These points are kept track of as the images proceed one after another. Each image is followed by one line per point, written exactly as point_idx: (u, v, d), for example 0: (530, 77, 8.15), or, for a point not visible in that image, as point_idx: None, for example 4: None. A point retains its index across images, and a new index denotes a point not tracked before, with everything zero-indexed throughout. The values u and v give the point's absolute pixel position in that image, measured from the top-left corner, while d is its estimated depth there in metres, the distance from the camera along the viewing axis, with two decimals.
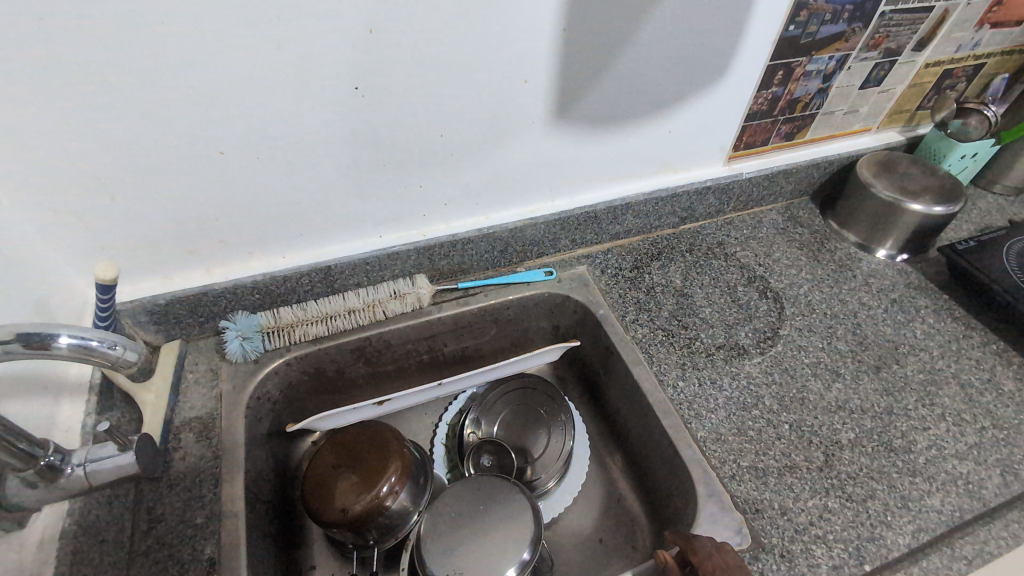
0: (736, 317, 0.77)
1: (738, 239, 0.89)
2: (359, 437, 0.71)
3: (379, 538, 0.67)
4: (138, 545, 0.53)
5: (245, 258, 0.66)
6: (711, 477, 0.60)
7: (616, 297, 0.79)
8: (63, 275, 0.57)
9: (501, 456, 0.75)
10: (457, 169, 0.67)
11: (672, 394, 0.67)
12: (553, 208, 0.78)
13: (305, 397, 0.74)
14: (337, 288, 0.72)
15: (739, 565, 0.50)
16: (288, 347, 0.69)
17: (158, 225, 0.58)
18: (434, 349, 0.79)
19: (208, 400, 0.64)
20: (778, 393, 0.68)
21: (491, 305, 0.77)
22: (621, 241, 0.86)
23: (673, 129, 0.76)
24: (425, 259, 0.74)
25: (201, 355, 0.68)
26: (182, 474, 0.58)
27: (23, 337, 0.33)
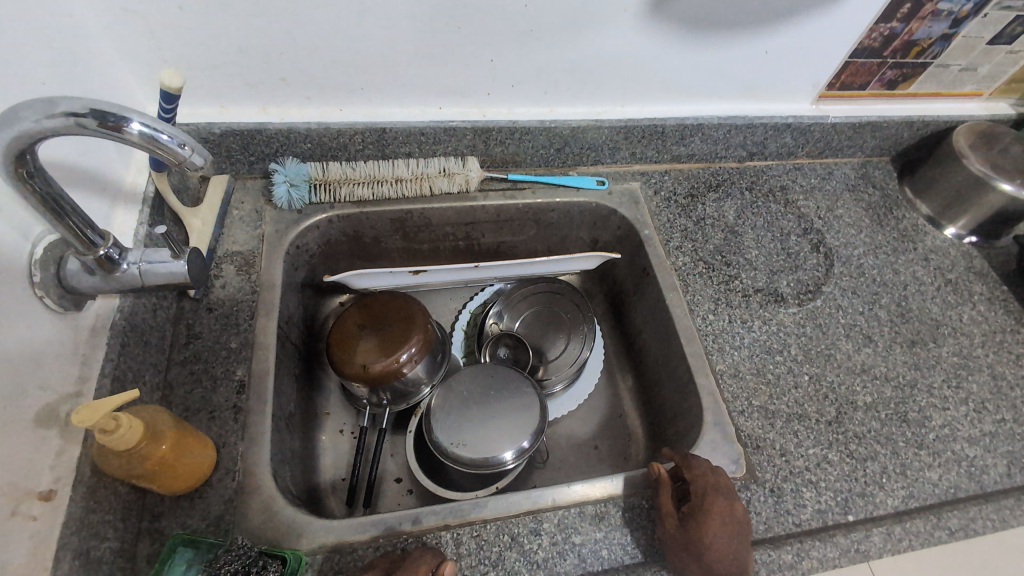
0: (782, 265, 0.74)
1: (804, 187, 0.84)
2: (387, 304, 0.73)
3: (392, 400, 0.72)
4: (176, 355, 0.57)
5: (301, 102, 0.64)
6: (720, 408, 0.61)
7: (664, 221, 0.76)
8: (123, 81, 0.56)
9: (518, 352, 0.77)
10: (531, 49, 0.63)
11: (700, 324, 0.67)
12: (621, 114, 0.73)
13: (340, 257, 0.75)
14: (387, 154, 0.70)
15: (730, 488, 0.53)
16: (331, 204, 0.69)
17: (221, 47, 0.56)
18: (471, 237, 0.78)
19: (250, 238, 0.66)
20: (805, 345, 0.67)
21: (537, 203, 0.75)
22: (681, 165, 0.82)
23: (770, 50, 0.69)
24: (479, 142, 0.71)
25: (247, 195, 0.69)
26: (221, 301, 0.61)
27: (96, 115, 0.33)
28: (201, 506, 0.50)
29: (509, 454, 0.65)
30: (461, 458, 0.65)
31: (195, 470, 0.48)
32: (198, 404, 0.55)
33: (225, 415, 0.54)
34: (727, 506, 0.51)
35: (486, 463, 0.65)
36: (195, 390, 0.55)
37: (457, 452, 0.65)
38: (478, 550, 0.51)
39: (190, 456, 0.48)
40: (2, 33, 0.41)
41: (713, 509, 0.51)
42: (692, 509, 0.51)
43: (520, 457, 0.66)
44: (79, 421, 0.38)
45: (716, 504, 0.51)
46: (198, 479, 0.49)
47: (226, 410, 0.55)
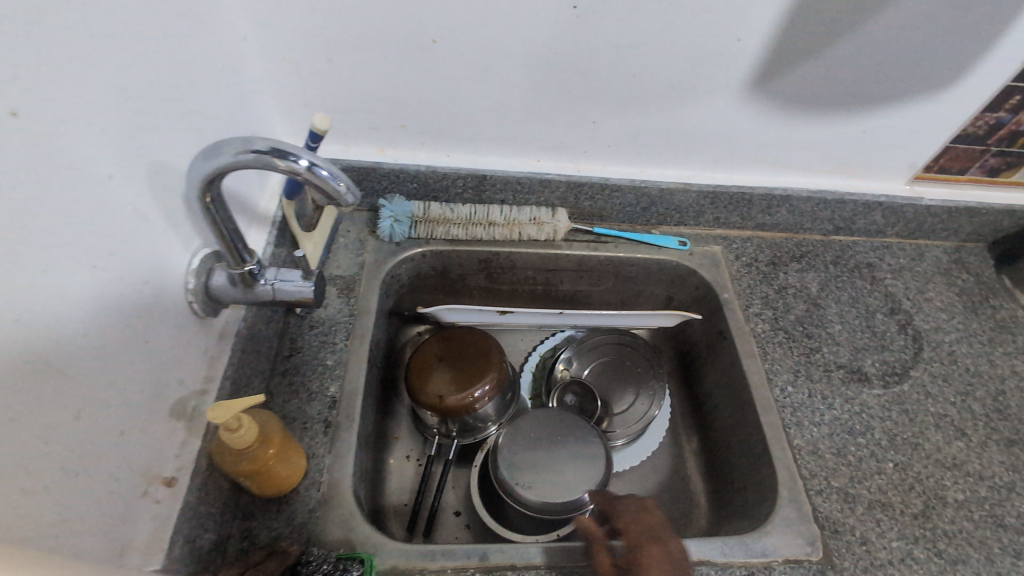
0: (867, 343, 0.72)
1: (892, 265, 0.82)
2: (465, 340, 0.76)
3: (459, 433, 0.74)
4: (279, 366, 0.62)
5: (414, 146, 0.70)
6: (796, 485, 0.59)
7: (744, 287, 0.77)
8: (270, 119, 0.64)
9: (585, 400, 0.78)
10: (633, 114, 0.67)
11: (778, 395, 0.66)
12: (710, 179, 0.76)
13: (425, 289, 0.80)
14: (483, 199, 0.75)
15: None
16: (427, 240, 0.75)
17: (357, 94, 0.63)
18: (550, 283, 0.81)
19: (352, 265, 0.71)
20: (890, 430, 0.65)
21: (618, 257, 0.78)
22: (764, 233, 0.82)
23: (868, 130, 0.70)
24: (571, 195, 0.75)
25: (353, 225, 0.75)
26: (322, 320, 0.66)
27: (277, 152, 0.38)
28: (287, 511, 0.53)
29: (571, 503, 0.66)
30: (523, 499, 0.66)
31: (289, 475, 0.52)
32: (294, 414, 0.59)
33: (317, 428, 0.58)
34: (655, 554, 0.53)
35: (548, 508, 0.65)
36: (293, 401, 0.60)
37: (520, 492, 0.66)
38: None
39: (288, 463, 0.51)
40: (198, 76, 0.49)
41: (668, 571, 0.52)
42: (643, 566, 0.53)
43: (581, 507, 0.66)
44: (214, 418, 0.42)
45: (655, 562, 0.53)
46: (289, 483, 0.53)
47: (317, 423, 0.58)
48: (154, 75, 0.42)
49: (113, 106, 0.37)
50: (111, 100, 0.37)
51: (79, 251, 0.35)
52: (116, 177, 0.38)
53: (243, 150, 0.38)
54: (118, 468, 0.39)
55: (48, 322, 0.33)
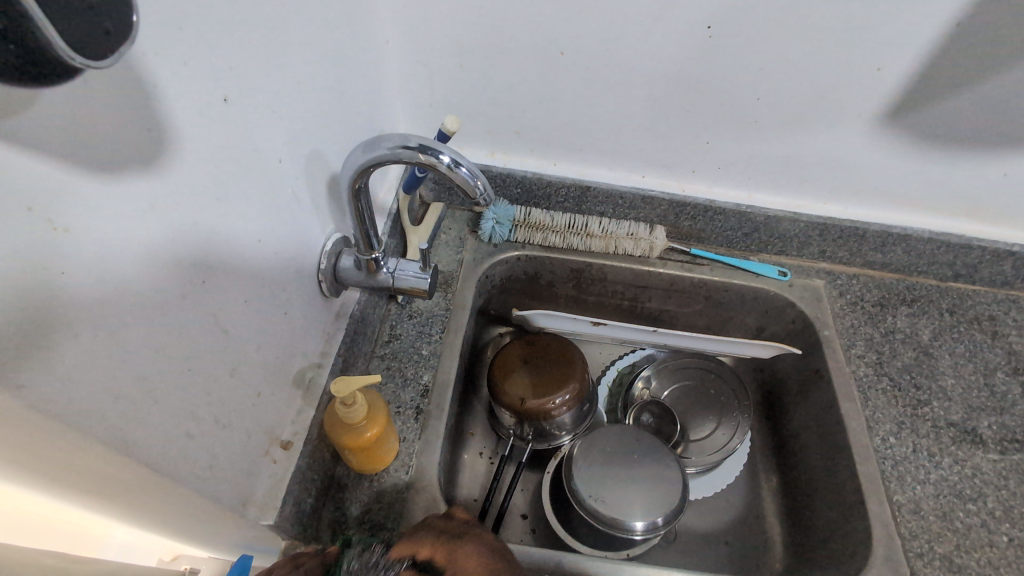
0: (984, 403, 0.67)
1: (1019, 321, 0.75)
2: (550, 346, 0.76)
3: (534, 438, 0.75)
4: (378, 350, 0.65)
5: (524, 153, 0.72)
6: (893, 543, 0.56)
7: (847, 326, 0.73)
8: (395, 116, 0.68)
9: (662, 421, 0.77)
10: (750, 138, 0.66)
11: (878, 445, 0.62)
12: (821, 210, 0.73)
13: (513, 292, 0.81)
14: (583, 209, 0.76)
15: None
16: (523, 244, 0.76)
17: (479, 99, 0.66)
18: (638, 299, 0.81)
19: (451, 261, 0.74)
20: (1006, 500, 0.59)
21: (713, 280, 0.76)
22: (873, 272, 0.78)
23: (1010, 173, 0.65)
24: (672, 213, 0.74)
25: (454, 223, 0.78)
26: (420, 311, 0.69)
27: (423, 148, 0.41)
28: (378, 489, 0.56)
29: (643, 525, 0.65)
30: (594, 513, 0.66)
31: (384, 455, 0.54)
32: (389, 397, 0.62)
33: (410, 413, 0.61)
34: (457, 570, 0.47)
35: (618, 526, 0.65)
36: (389, 384, 0.63)
37: (592, 505, 0.66)
38: None
39: (386, 444, 0.54)
40: (349, 75, 0.53)
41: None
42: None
43: (652, 531, 0.65)
44: (336, 391, 0.46)
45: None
46: (383, 463, 0.55)
47: (410, 409, 0.61)
48: (318, 72, 0.46)
49: (287, 98, 0.42)
50: (288, 94, 0.42)
51: (251, 227, 0.39)
52: (284, 162, 0.42)
53: (396, 144, 0.41)
54: (252, 426, 0.43)
55: (223, 288, 0.37)
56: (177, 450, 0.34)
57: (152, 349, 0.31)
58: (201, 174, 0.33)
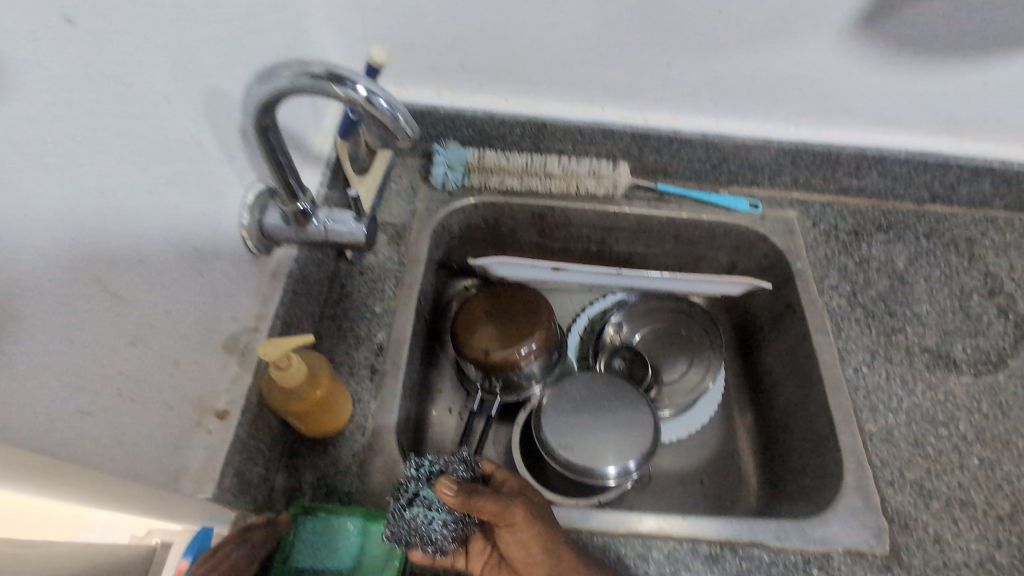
0: (959, 327, 0.65)
1: (996, 242, 0.72)
2: (514, 296, 0.73)
3: (503, 390, 0.73)
4: (328, 310, 0.61)
5: (472, 89, 0.66)
6: (864, 473, 0.55)
7: (821, 256, 0.70)
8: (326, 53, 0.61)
9: (633, 366, 0.75)
10: (713, 57, 0.61)
11: (850, 376, 0.61)
12: (792, 135, 0.68)
13: (475, 242, 0.77)
14: (541, 149, 0.71)
15: None
16: (480, 189, 0.71)
17: (415, 31, 0.60)
18: (604, 242, 0.77)
19: (403, 212, 0.70)
20: (978, 423, 0.58)
21: (681, 217, 0.72)
22: (848, 199, 0.74)
23: (990, 82, 0.61)
24: (635, 148, 0.69)
25: (405, 171, 0.73)
26: (371, 267, 0.65)
27: (334, 78, 0.36)
28: (332, 453, 0.53)
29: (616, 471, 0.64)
30: (564, 462, 0.64)
31: (336, 419, 0.52)
32: (341, 358, 0.58)
33: (364, 373, 0.58)
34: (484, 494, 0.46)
35: (589, 473, 0.64)
36: (341, 345, 0.59)
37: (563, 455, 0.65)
38: None
39: (334, 408, 0.51)
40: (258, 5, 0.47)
41: (541, 563, 0.47)
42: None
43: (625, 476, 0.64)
44: (264, 353, 0.42)
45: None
46: (335, 427, 0.53)
47: (364, 369, 0.58)
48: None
49: (165, 22, 0.36)
50: (169, 21, 0.36)
51: (133, 176, 0.34)
52: (173, 102, 0.37)
53: (304, 71, 0.36)
54: (173, 397, 0.39)
55: (103, 246, 0.33)
56: (68, 427, 0.30)
57: (8, 318, 0.27)
58: (50, 114, 0.29)
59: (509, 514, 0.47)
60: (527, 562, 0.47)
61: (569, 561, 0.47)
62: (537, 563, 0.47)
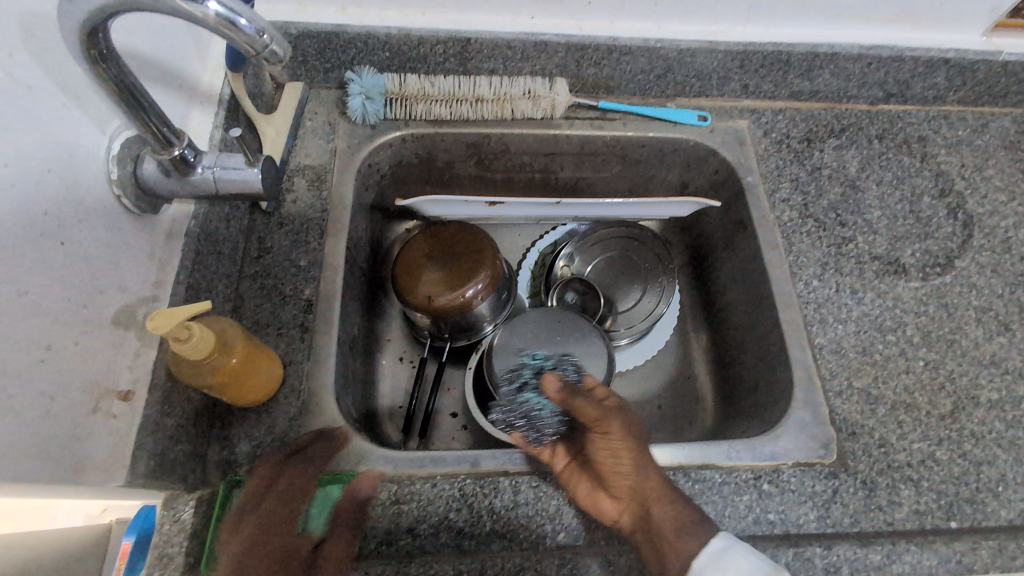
0: (909, 231, 0.63)
1: (948, 139, 0.70)
2: (456, 236, 0.69)
3: (453, 335, 0.70)
4: (247, 268, 0.55)
5: (382, 3, 0.59)
6: (814, 386, 0.55)
7: (772, 168, 0.66)
8: None
9: (586, 298, 0.73)
10: None
11: (801, 290, 0.59)
12: (739, 35, 0.63)
13: (409, 181, 0.71)
14: (469, 69, 0.64)
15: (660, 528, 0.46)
16: (406, 121, 0.65)
17: None
18: (548, 170, 0.72)
19: (322, 153, 0.63)
20: (924, 326, 0.58)
21: (626, 136, 0.67)
22: (800, 103, 0.70)
23: None
24: (572, 61, 0.63)
25: (321, 106, 0.65)
26: (292, 217, 0.59)
27: None
28: (267, 420, 0.50)
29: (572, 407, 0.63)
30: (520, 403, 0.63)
31: (261, 385, 0.48)
32: (267, 319, 0.54)
33: (292, 333, 0.53)
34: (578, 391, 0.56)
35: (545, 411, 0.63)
36: (265, 305, 0.54)
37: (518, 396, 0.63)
38: (536, 501, 0.48)
39: (258, 373, 0.47)
40: None
41: (626, 476, 0.50)
42: (645, 532, 0.47)
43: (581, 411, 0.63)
44: (153, 327, 0.37)
45: (647, 518, 0.47)
46: (264, 394, 0.49)
47: (293, 329, 0.53)
48: None
49: None
50: None
51: None
52: None
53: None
54: (54, 386, 0.35)
55: None
56: None
57: None
58: None
59: (609, 419, 0.53)
60: (615, 470, 0.51)
61: (657, 485, 0.48)
62: (624, 473, 0.50)
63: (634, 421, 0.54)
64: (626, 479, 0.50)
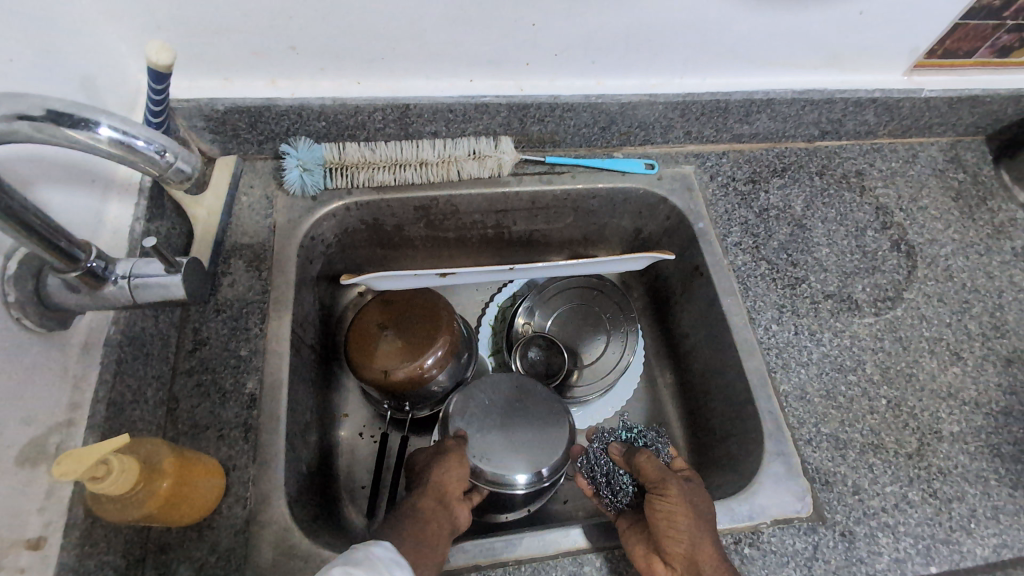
0: (858, 266, 0.65)
1: (883, 171, 0.72)
2: (410, 302, 0.66)
3: (414, 406, 0.66)
4: (181, 365, 0.51)
5: (314, 73, 0.56)
6: (784, 436, 0.54)
7: (721, 212, 0.67)
8: (110, 50, 0.49)
9: (550, 353, 0.70)
10: (581, 10, 0.54)
11: (761, 336, 0.59)
12: (678, 86, 0.63)
13: (358, 248, 0.68)
14: (411, 133, 0.62)
15: None
16: (348, 189, 0.62)
17: (223, 18, 0.49)
18: (501, 225, 0.71)
19: (260, 229, 0.59)
20: (882, 362, 0.59)
21: (576, 189, 0.67)
22: (741, 145, 0.72)
23: (865, 11, 0.58)
24: (515, 120, 0.62)
25: (256, 179, 0.62)
26: (229, 302, 0.55)
27: (57, 120, 0.27)
28: (209, 537, 0.45)
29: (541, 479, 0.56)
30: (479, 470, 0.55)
31: (200, 501, 0.44)
32: (206, 420, 0.49)
33: (235, 434, 0.49)
34: (651, 455, 0.52)
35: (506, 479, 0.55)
36: (203, 405, 0.50)
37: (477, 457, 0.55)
38: None
39: (196, 491, 0.43)
40: None
41: (686, 544, 0.46)
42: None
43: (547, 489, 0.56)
44: (61, 474, 0.32)
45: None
46: (203, 509, 0.45)
47: (236, 429, 0.49)
48: None
49: None
50: None
51: None
52: None
53: (9, 113, 0.26)
54: None
55: None
56: None
57: None
58: None
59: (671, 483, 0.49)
60: (671, 538, 0.46)
61: (711, 557, 0.46)
62: (678, 543, 0.46)
63: (698, 490, 0.50)
64: (681, 550, 0.46)
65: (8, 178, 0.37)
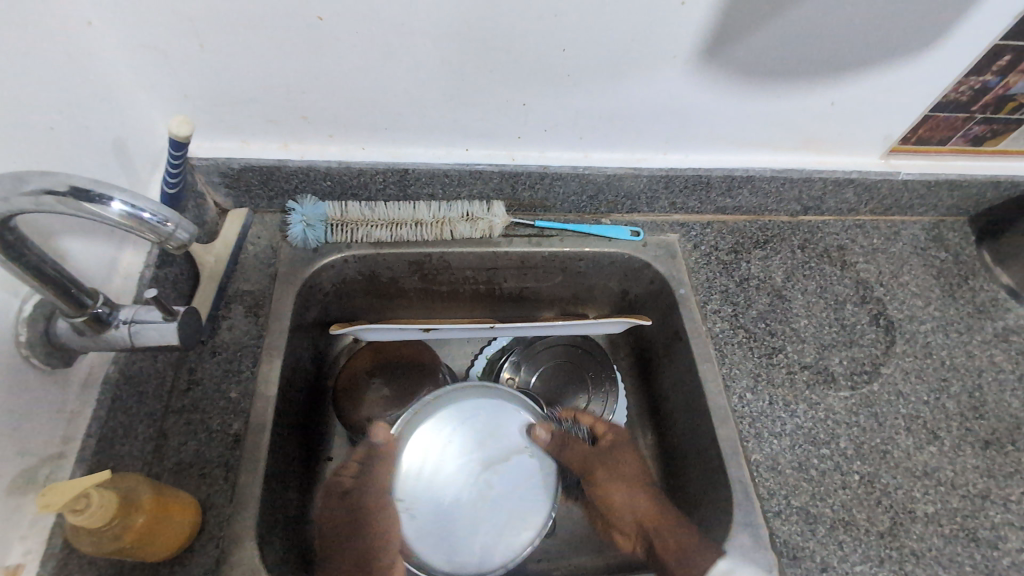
0: (836, 339, 0.66)
1: (865, 247, 0.74)
2: (399, 353, 0.69)
3: None
4: (173, 403, 0.54)
5: (322, 139, 0.61)
6: (753, 506, 0.54)
7: (703, 280, 0.70)
8: (142, 116, 0.55)
9: None
10: (569, 94, 0.59)
11: (736, 405, 0.60)
12: (662, 161, 0.67)
13: (354, 297, 0.72)
14: (409, 194, 0.67)
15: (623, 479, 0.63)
16: (348, 244, 0.66)
17: (244, 92, 0.55)
18: (492, 282, 0.74)
19: (262, 277, 0.63)
20: (857, 437, 0.59)
21: (564, 251, 0.70)
22: (725, 217, 0.75)
23: (837, 101, 0.62)
24: (507, 185, 0.67)
25: (264, 230, 0.67)
26: (226, 345, 0.59)
27: (79, 194, 0.32)
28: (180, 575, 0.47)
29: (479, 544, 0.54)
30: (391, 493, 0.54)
31: (176, 539, 0.46)
32: (190, 459, 0.52)
33: (216, 474, 0.51)
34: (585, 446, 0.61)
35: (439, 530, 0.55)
36: (190, 443, 0.52)
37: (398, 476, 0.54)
38: None
39: (171, 527, 0.45)
40: (27, 87, 0.42)
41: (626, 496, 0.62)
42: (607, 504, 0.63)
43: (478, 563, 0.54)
44: (45, 505, 0.36)
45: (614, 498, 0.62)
46: (177, 547, 0.47)
47: (217, 468, 0.52)
48: None
49: None
50: None
51: None
52: None
53: (38, 188, 0.32)
54: None
55: None
56: None
57: None
58: None
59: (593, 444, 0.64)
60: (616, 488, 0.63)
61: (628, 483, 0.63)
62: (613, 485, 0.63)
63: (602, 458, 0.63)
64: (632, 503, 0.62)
65: (37, 230, 0.41)
